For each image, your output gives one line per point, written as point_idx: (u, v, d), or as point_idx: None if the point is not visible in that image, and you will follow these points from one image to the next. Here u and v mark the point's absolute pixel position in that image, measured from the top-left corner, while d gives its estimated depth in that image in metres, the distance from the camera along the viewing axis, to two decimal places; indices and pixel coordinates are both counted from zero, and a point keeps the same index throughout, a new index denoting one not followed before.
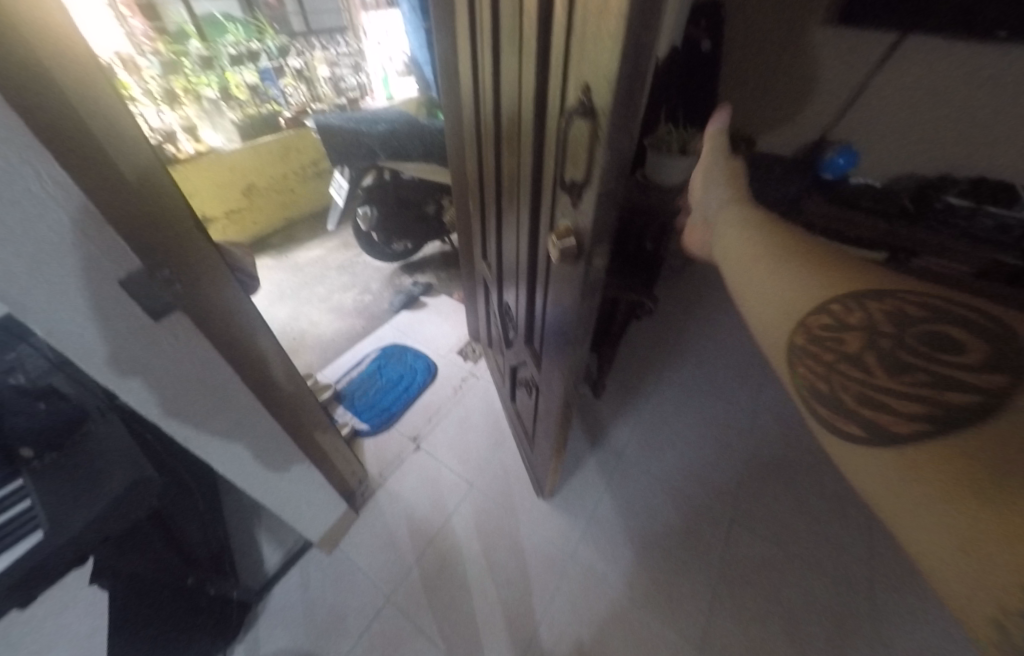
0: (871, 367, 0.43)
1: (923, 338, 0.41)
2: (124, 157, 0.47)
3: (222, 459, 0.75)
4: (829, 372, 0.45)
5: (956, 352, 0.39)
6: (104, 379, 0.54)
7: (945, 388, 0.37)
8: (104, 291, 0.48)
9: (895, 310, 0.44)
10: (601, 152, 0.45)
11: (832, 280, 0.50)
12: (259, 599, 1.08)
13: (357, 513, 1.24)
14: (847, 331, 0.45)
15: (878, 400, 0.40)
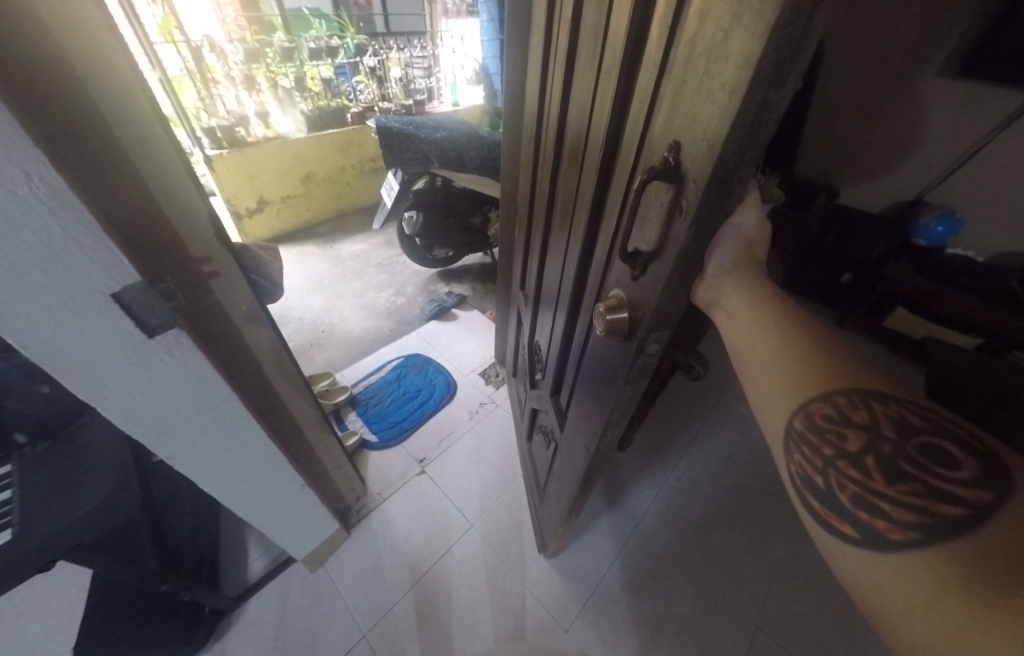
0: (869, 471, 0.34)
1: (927, 443, 0.33)
2: (131, 142, 0.45)
3: (209, 474, 0.71)
4: (817, 468, 0.36)
5: (965, 468, 0.31)
6: (89, 389, 0.50)
7: (952, 506, 0.30)
8: (96, 303, 0.44)
9: (900, 413, 0.34)
10: (681, 225, 0.36)
11: (825, 355, 0.40)
12: (233, 609, 1.03)
13: (349, 531, 1.19)
14: (848, 425, 0.35)
15: (872, 507, 0.32)
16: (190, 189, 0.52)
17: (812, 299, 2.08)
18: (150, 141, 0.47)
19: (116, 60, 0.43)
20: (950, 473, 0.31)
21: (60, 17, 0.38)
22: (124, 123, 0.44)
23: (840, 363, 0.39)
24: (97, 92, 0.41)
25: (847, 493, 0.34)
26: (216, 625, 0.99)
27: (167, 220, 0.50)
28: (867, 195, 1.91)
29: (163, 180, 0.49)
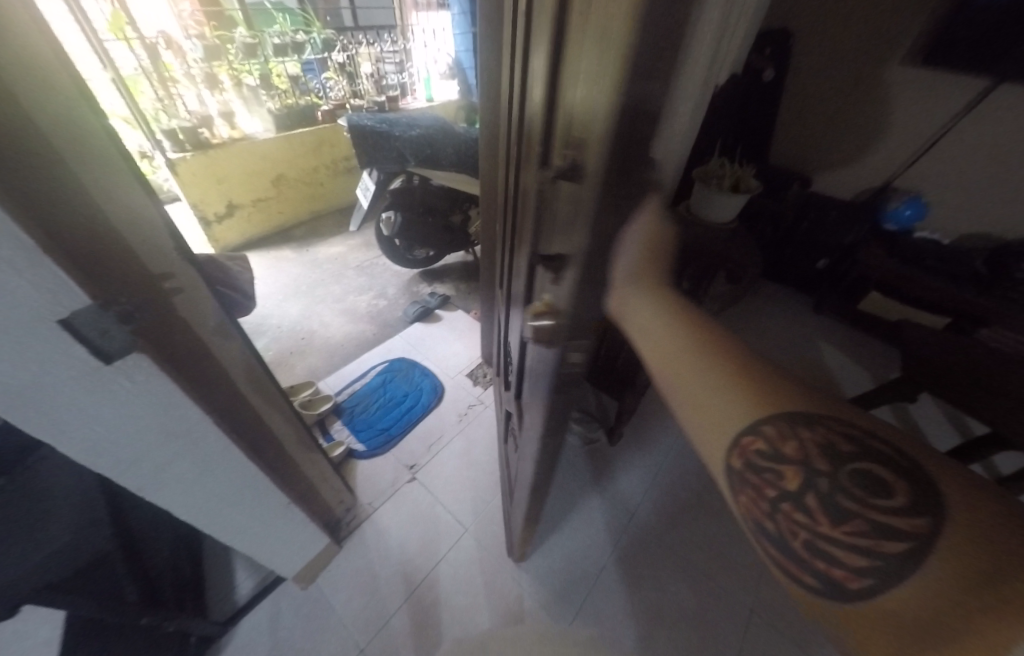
0: (813, 514, 0.30)
1: (864, 470, 0.30)
2: (78, 157, 0.41)
3: (184, 501, 0.67)
4: (761, 512, 0.33)
5: (902, 495, 0.28)
6: (42, 424, 0.46)
7: (896, 544, 0.27)
8: (44, 333, 0.41)
9: (827, 436, 0.31)
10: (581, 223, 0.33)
11: (751, 371, 0.36)
12: (222, 634, 0.99)
13: (340, 544, 1.15)
14: (783, 459, 0.32)
15: (827, 556, 0.30)
16: (142, 206, 0.48)
17: (790, 285, 2.12)
18: (111, 161, 0.44)
19: (63, 69, 0.39)
20: (889, 505, 0.28)
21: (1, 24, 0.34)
22: (81, 148, 0.41)
23: (768, 381, 0.36)
24: (42, 105, 0.37)
25: (798, 539, 0.31)
26: (205, 651, 0.96)
27: (122, 240, 0.46)
28: (839, 182, 1.95)
29: (126, 205, 0.46)
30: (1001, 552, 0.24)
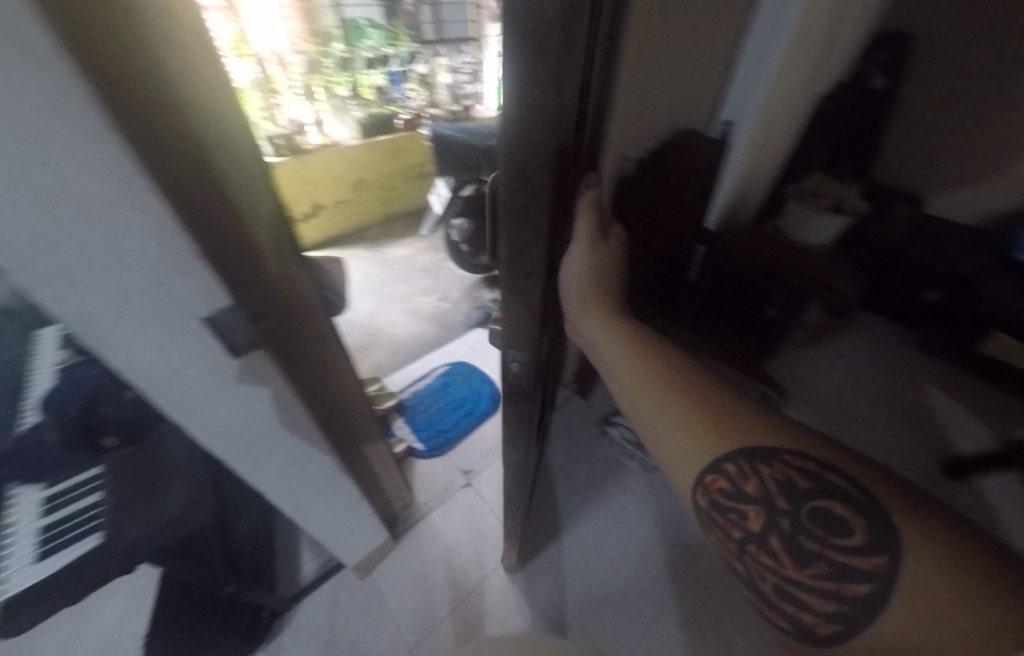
0: (780, 557, 0.41)
1: (815, 515, 0.40)
2: (214, 146, 0.41)
3: (275, 487, 0.72)
4: (741, 554, 0.44)
5: (851, 535, 0.38)
6: (177, 406, 0.52)
7: (845, 579, 0.37)
8: (188, 328, 0.45)
9: (783, 479, 0.42)
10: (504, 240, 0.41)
11: (716, 417, 0.48)
12: (287, 610, 1.05)
13: (396, 540, 1.19)
14: (747, 503, 0.43)
15: (795, 596, 0.39)
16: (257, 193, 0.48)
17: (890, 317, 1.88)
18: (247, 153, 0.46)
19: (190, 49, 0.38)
20: (833, 544, 0.38)
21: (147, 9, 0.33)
22: (227, 139, 0.43)
23: (723, 421, 0.47)
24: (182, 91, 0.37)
25: (772, 580, 0.42)
26: (272, 623, 1.03)
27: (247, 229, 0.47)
28: (961, 205, 1.70)
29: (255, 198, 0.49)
30: (938, 577, 0.33)
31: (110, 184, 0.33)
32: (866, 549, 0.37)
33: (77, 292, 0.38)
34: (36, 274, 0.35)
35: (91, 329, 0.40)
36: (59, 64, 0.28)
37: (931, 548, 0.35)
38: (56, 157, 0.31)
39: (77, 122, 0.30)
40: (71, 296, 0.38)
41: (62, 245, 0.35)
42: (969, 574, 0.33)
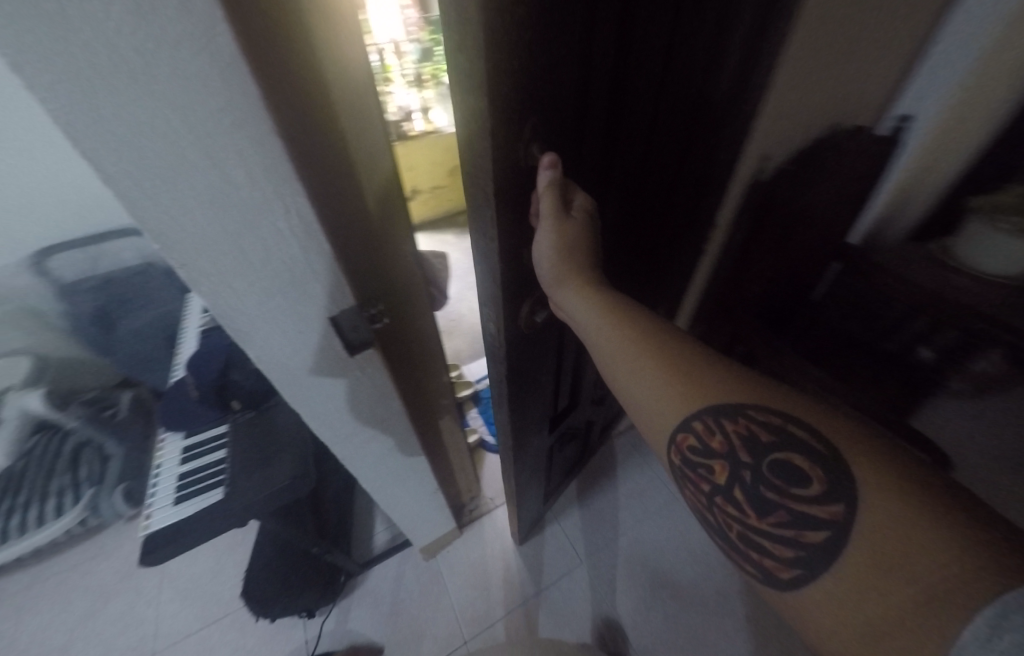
0: (743, 507, 0.38)
1: (777, 464, 0.36)
2: (354, 139, 0.41)
3: (368, 474, 0.74)
4: (708, 504, 0.41)
5: (814, 483, 0.34)
6: (299, 401, 0.52)
7: (808, 530, 0.34)
8: (317, 325, 0.44)
9: (749, 431, 0.37)
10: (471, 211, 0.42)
11: (686, 380, 0.41)
12: (360, 574, 1.13)
13: (461, 529, 1.21)
14: (714, 458, 0.39)
15: (762, 548, 0.37)
16: (388, 185, 0.47)
17: None
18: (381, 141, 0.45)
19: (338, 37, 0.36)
20: (798, 493, 0.35)
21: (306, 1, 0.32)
22: (366, 124, 0.42)
23: (689, 388, 0.41)
24: (331, 87, 0.36)
25: (737, 529, 0.39)
26: (346, 583, 1.11)
27: (372, 221, 0.47)
28: None
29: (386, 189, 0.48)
30: (898, 525, 0.29)
31: (264, 184, 0.32)
32: (826, 494, 0.33)
33: (225, 290, 0.37)
34: (193, 272, 0.34)
35: (236, 327, 0.40)
36: (239, 60, 0.26)
37: (893, 489, 0.30)
38: (221, 154, 0.30)
39: (243, 112, 0.28)
40: (218, 294, 0.37)
41: (220, 242, 0.34)
42: (933, 514, 0.28)
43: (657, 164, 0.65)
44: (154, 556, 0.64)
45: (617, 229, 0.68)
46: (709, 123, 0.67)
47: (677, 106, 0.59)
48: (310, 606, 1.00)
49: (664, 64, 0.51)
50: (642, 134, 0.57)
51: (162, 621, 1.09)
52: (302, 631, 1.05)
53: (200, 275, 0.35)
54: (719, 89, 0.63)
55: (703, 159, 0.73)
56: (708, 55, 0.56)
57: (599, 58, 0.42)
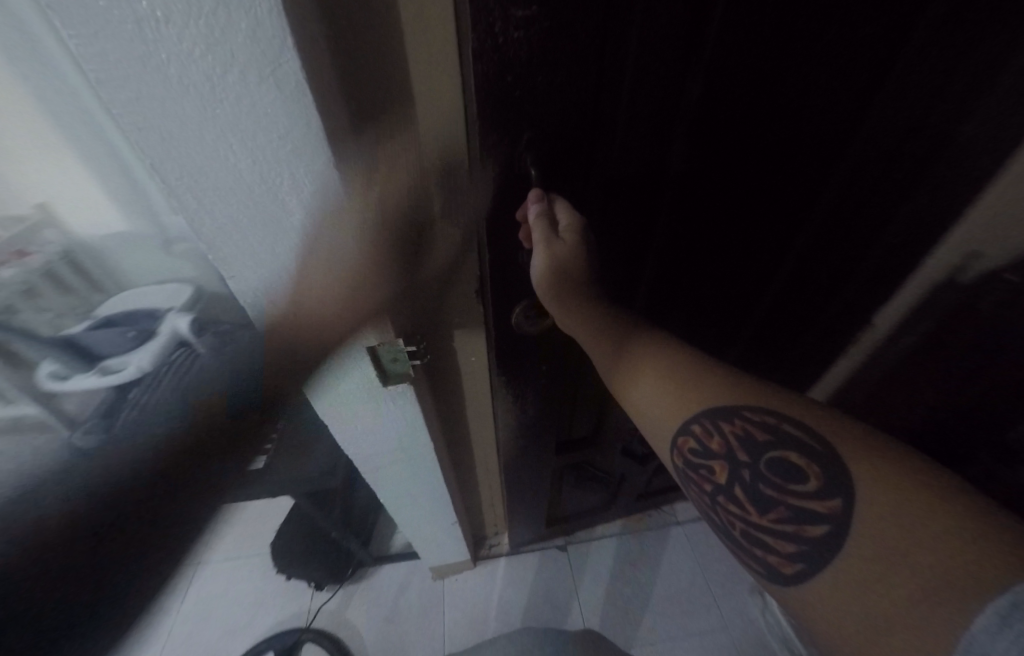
0: (744, 502, 0.35)
1: (776, 462, 0.34)
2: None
3: (388, 496, 0.73)
4: (713, 501, 0.37)
5: (810, 480, 0.32)
6: (330, 417, 0.51)
7: (807, 525, 0.31)
8: (356, 353, 0.43)
9: (746, 431, 0.35)
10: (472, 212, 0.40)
11: (680, 396, 0.38)
12: (370, 567, 1.15)
13: (474, 562, 1.16)
14: (715, 460, 0.36)
15: (762, 543, 0.34)
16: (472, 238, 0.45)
17: None
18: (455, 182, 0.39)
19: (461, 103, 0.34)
20: (795, 490, 0.32)
21: (414, 49, 0.31)
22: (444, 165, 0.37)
23: (677, 408, 0.38)
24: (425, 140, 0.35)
25: (740, 526, 0.35)
26: (356, 570, 1.14)
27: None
28: None
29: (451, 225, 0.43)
30: (897, 508, 0.28)
31: (317, 213, 0.31)
32: (823, 488, 0.31)
33: (271, 308, 0.36)
34: (241, 283, 0.34)
35: (275, 340, 0.39)
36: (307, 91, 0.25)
37: (885, 475, 0.29)
38: (278, 183, 0.28)
39: (305, 142, 0.27)
40: (262, 309, 0.37)
41: (270, 262, 0.33)
42: (929, 499, 0.27)
43: (737, 224, 0.53)
44: (196, 500, 0.72)
45: (664, 285, 0.58)
46: (834, 192, 0.52)
47: (781, 162, 0.47)
48: (318, 580, 1.05)
49: (766, 109, 0.43)
50: (713, 183, 0.48)
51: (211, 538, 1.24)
52: (308, 599, 1.10)
53: (247, 288, 0.35)
54: (859, 152, 0.49)
55: (817, 237, 0.57)
56: (845, 108, 0.44)
57: (654, 85, 0.37)
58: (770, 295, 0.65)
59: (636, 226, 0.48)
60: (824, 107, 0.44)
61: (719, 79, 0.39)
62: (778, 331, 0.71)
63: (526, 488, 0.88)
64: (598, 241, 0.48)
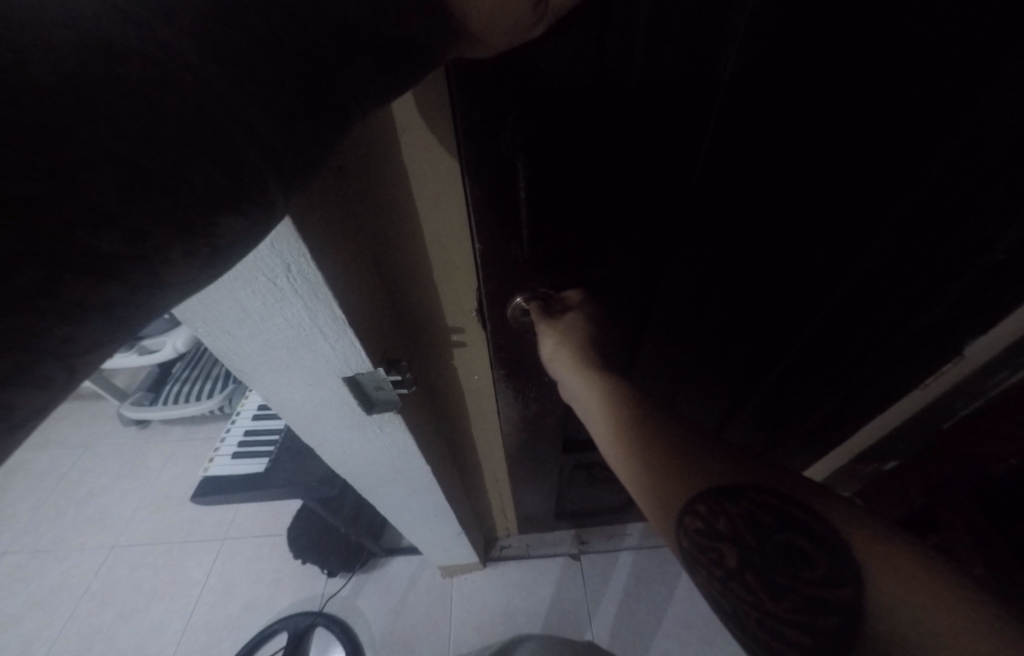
0: (756, 588, 0.29)
1: (783, 541, 0.29)
2: (421, 184, 0.35)
3: (390, 506, 0.70)
4: (716, 588, 0.30)
5: (820, 564, 0.28)
6: (316, 437, 0.48)
7: (826, 617, 0.26)
8: (331, 382, 0.38)
9: (750, 510, 0.30)
10: (463, 213, 0.37)
11: (675, 467, 0.32)
12: (382, 558, 1.16)
13: (485, 563, 1.14)
14: (719, 541, 0.30)
15: (777, 636, 0.28)
16: (469, 249, 0.39)
17: None
18: (443, 183, 0.35)
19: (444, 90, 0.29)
20: (808, 576, 0.28)
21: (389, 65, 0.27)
22: (425, 163, 0.33)
23: (680, 482, 0.31)
24: (399, 126, 0.31)
25: (754, 619, 0.29)
26: (369, 560, 1.15)
27: (426, 266, 0.41)
28: None
29: (442, 234, 0.38)
30: (908, 581, 0.25)
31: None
32: (835, 574, 0.27)
33: (228, 334, 0.32)
34: (188, 312, 0.30)
35: (240, 366, 0.36)
36: None
37: (884, 549, 0.27)
38: None
39: None
40: (218, 336, 0.33)
41: (214, 293, 0.29)
42: (924, 570, 0.25)
43: (769, 243, 0.44)
44: (206, 497, 0.73)
45: (680, 309, 0.51)
46: (903, 214, 0.41)
47: (832, 172, 0.38)
48: (331, 567, 1.07)
49: (808, 105, 0.34)
50: (740, 196, 0.40)
51: (239, 514, 1.31)
52: (322, 584, 1.13)
53: (197, 317, 0.31)
54: (946, 167, 0.37)
55: (888, 258, 0.45)
56: (928, 112, 0.33)
57: (662, 81, 0.31)
58: (810, 332, 0.54)
59: (650, 242, 0.42)
60: (894, 110, 0.33)
61: (745, 75, 0.31)
62: (819, 368, 0.60)
63: (534, 486, 0.82)
64: (602, 263, 0.42)
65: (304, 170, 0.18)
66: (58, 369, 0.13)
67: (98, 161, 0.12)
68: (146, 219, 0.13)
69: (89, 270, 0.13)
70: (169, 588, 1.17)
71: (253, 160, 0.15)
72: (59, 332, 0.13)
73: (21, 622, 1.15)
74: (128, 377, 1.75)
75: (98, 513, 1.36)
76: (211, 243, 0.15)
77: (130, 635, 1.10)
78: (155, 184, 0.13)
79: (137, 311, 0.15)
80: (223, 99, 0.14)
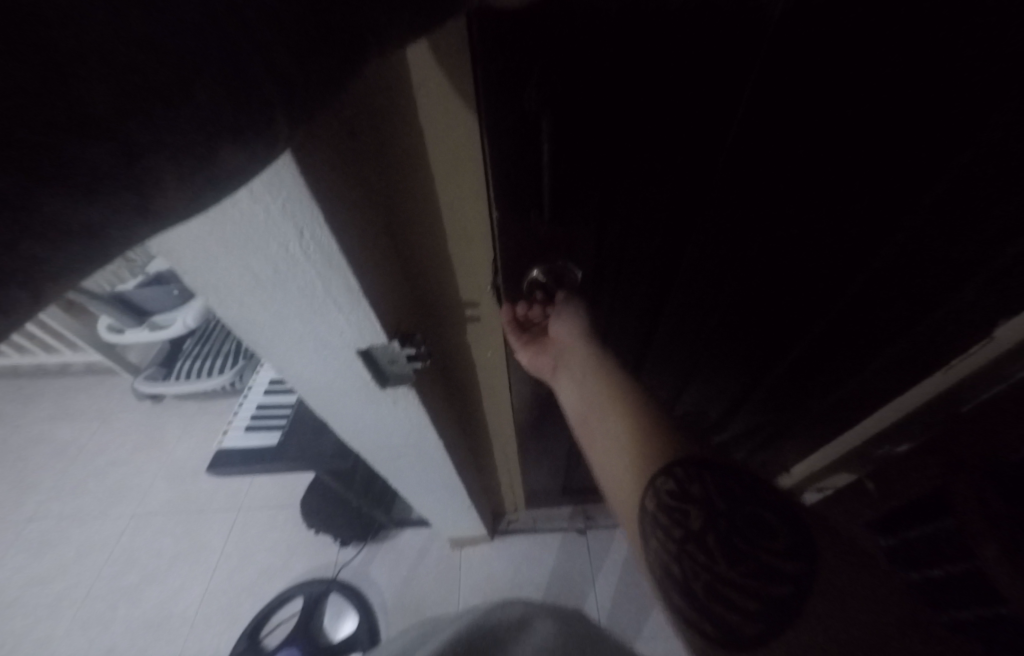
0: (712, 550, 0.30)
1: (752, 513, 0.31)
2: (439, 151, 0.33)
3: (404, 480, 0.71)
4: (672, 549, 0.32)
5: (782, 538, 0.30)
6: (329, 411, 0.48)
7: (778, 585, 0.29)
8: (346, 355, 0.37)
9: (724, 482, 0.33)
10: (480, 182, 0.35)
11: (657, 442, 0.37)
12: (392, 530, 1.19)
13: (492, 536, 1.17)
14: (689, 502, 0.33)
15: (725, 599, 0.29)
16: (485, 220, 0.38)
17: None
18: (457, 150, 0.33)
19: (465, 44, 0.27)
20: (769, 546, 0.30)
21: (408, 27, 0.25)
22: (440, 127, 0.31)
23: (660, 451, 0.36)
24: (416, 83, 0.29)
25: (702, 581, 0.30)
26: (380, 531, 1.18)
27: (440, 235, 0.40)
28: None
29: (457, 204, 0.37)
30: (852, 562, 0.30)
31: (269, 198, 0.24)
32: (794, 546, 0.30)
33: (238, 303, 0.32)
34: (197, 281, 0.30)
35: (251, 336, 0.35)
36: None
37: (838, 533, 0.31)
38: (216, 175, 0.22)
39: None
40: (228, 305, 0.32)
41: (224, 261, 0.28)
42: (869, 564, 0.30)
43: (801, 216, 0.42)
44: (221, 469, 0.75)
45: (701, 285, 0.49)
46: (950, 182, 0.39)
47: (880, 140, 0.36)
48: (343, 536, 1.10)
49: (862, 66, 0.31)
50: (773, 167, 0.38)
51: (253, 485, 1.34)
52: (335, 553, 1.17)
53: (205, 285, 0.30)
54: (1002, 130, 0.35)
55: (921, 234, 0.43)
56: (985, 73, 0.31)
57: (702, 46, 0.29)
58: (834, 311, 0.52)
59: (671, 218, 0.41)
60: (953, 65, 0.31)
61: (798, 29, 0.29)
62: (838, 351, 0.58)
63: (542, 463, 0.83)
64: (622, 237, 0.41)
65: (314, 108, 0.16)
66: (26, 296, 0.12)
67: (88, 63, 0.10)
68: (138, 138, 0.12)
69: (80, 188, 0.11)
70: (188, 555, 1.21)
71: (266, 87, 0.14)
72: (30, 255, 0.11)
73: (51, 584, 1.20)
74: (139, 353, 1.77)
75: (118, 483, 1.40)
76: (208, 175, 0.14)
77: (154, 596, 1.15)
78: (154, 98, 0.11)
79: (113, 243, 0.13)
80: (244, 27, 0.13)
